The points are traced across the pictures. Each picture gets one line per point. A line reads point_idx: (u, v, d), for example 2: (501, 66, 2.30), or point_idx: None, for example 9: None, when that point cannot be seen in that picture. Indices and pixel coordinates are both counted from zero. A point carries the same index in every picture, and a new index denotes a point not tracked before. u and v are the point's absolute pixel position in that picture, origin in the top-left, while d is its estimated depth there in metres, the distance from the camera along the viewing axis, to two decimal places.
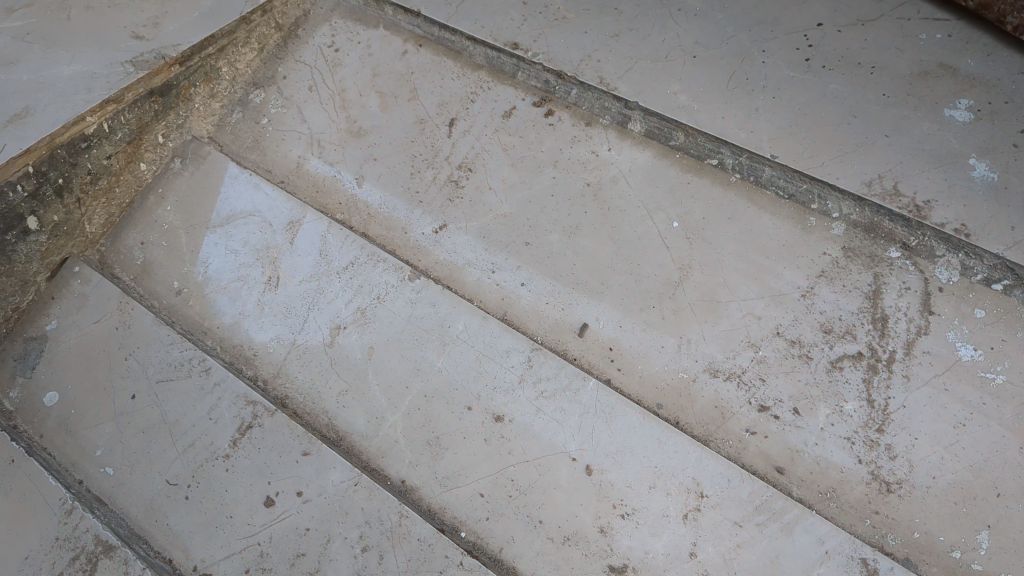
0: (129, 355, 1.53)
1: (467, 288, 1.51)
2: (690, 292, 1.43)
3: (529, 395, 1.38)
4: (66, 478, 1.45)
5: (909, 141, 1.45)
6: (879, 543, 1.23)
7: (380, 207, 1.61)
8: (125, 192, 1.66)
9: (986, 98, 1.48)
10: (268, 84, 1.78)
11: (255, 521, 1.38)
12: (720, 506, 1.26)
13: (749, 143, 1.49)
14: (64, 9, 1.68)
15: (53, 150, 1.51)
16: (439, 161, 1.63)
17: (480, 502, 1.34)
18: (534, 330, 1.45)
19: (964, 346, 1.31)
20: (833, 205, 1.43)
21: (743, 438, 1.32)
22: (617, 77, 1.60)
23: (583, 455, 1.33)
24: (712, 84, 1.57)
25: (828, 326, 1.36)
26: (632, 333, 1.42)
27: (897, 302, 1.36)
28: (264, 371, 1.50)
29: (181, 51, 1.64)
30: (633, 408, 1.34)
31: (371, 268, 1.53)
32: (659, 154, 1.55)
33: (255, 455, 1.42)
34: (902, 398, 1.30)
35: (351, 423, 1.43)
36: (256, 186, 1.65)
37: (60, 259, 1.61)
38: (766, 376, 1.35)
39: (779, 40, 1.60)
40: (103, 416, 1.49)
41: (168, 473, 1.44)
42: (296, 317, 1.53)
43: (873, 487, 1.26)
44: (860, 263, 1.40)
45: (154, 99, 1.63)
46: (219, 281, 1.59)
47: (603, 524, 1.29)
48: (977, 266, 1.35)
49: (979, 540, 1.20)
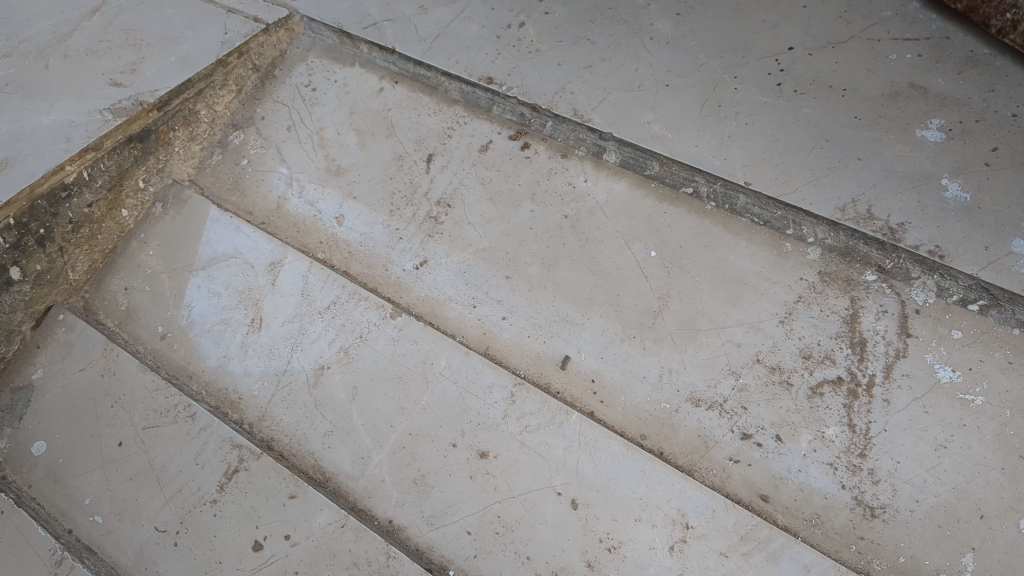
0: (115, 402, 1.52)
1: (449, 324, 1.51)
2: (670, 321, 1.43)
3: (513, 430, 1.39)
4: (55, 529, 1.45)
5: (881, 163, 1.46)
6: (865, 569, 1.23)
7: (361, 244, 1.62)
8: (107, 239, 1.66)
9: (958, 116, 1.49)
10: (247, 125, 1.79)
11: (244, 566, 1.37)
12: (707, 536, 1.26)
13: (723, 170, 1.50)
14: (43, 58, 1.70)
15: (34, 201, 1.51)
16: (418, 198, 1.64)
17: (467, 540, 1.34)
18: (517, 364, 1.46)
19: (942, 368, 1.32)
20: (808, 229, 1.45)
21: (727, 466, 1.32)
22: (591, 109, 1.61)
23: (568, 490, 1.33)
24: (686, 112, 1.58)
25: (807, 351, 1.37)
26: (614, 363, 1.42)
27: (875, 325, 1.37)
28: (250, 415, 1.51)
29: (159, 97, 1.65)
30: (616, 440, 1.35)
31: (353, 306, 1.54)
32: (636, 184, 1.56)
33: (242, 499, 1.42)
34: (883, 421, 1.31)
35: (337, 464, 1.44)
36: (237, 228, 1.65)
37: (44, 307, 1.61)
38: (747, 403, 1.35)
39: (750, 66, 1.61)
40: (90, 465, 1.49)
41: (157, 520, 1.43)
42: (280, 358, 1.53)
43: (856, 512, 1.26)
44: (837, 287, 1.41)
45: (133, 145, 1.64)
46: (203, 325, 1.59)
47: (590, 559, 1.29)
48: (952, 287, 1.36)
49: (963, 563, 1.20)
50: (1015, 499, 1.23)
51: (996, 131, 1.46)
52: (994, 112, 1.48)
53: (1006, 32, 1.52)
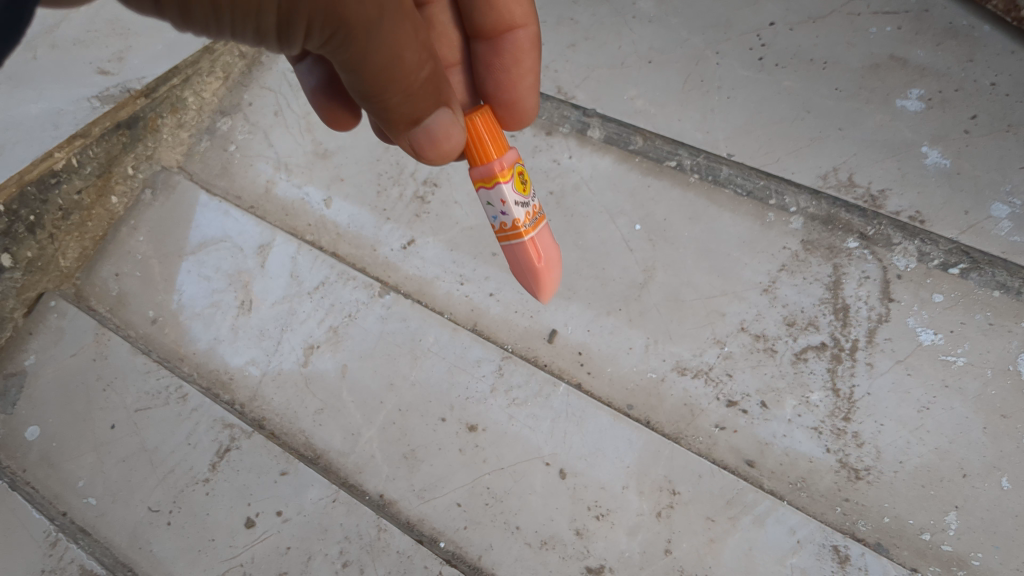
0: (107, 386, 1.53)
1: (437, 301, 1.53)
2: (655, 293, 1.44)
3: (501, 403, 1.40)
4: (49, 511, 1.45)
5: (861, 133, 1.48)
6: (850, 530, 1.25)
7: (349, 225, 1.63)
8: (97, 225, 1.67)
9: (937, 86, 1.49)
10: (234, 112, 1.79)
11: (237, 543, 1.38)
12: (692, 501, 1.29)
13: (705, 143, 1.53)
14: (30, 49, 1.71)
15: (23, 188, 1.53)
16: (405, 178, 1.64)
17: (457, 512, 1.35)
18: (505, 339, 1.47)
19: (924, 331, 1.34)
20: (790, 199, 1.46)
21: (713, 433, 1.34)
22: (575, 86, 1.63)
23: (556, 460, 1.35)
24: (668, 88, 1.60)
25: (791, 318, 1.38)
26: (601, 336, 1.43)
27: (857, 291, 1.38)
28: (241, 395, 1.51)
29: (145, 84, 1.67)
30: (604, 409, 1.37)
31: (341, 286, 1.55)
32: (620, 159, 1.55)
33: (234, 477, 1.43)
34: (866, 385, 1.32)
35: (328, 441, 1.44)
36: (226, 212, 1.67)
37: (35, 295, 1.62)
38: (732, 371, 1.37)
39: (731, 42, 1.61)
40: (83, 447, 1.49)
41: (150, 499, 1.44)
42: (270, 339, 1.54)
43: (841, 475, 1.28)
44: (819, 255, 1.42)
45: (122, 132, 1.65)
46: (193, 308, 1.60)
47: (578, 527, 1.30)
48: (933, 252, 1.38)
49: (947, 521, 1.22)
50: (997, 457, 1.24)
51: (976, 100, 1.47)
52: (973, 81, 1.48)
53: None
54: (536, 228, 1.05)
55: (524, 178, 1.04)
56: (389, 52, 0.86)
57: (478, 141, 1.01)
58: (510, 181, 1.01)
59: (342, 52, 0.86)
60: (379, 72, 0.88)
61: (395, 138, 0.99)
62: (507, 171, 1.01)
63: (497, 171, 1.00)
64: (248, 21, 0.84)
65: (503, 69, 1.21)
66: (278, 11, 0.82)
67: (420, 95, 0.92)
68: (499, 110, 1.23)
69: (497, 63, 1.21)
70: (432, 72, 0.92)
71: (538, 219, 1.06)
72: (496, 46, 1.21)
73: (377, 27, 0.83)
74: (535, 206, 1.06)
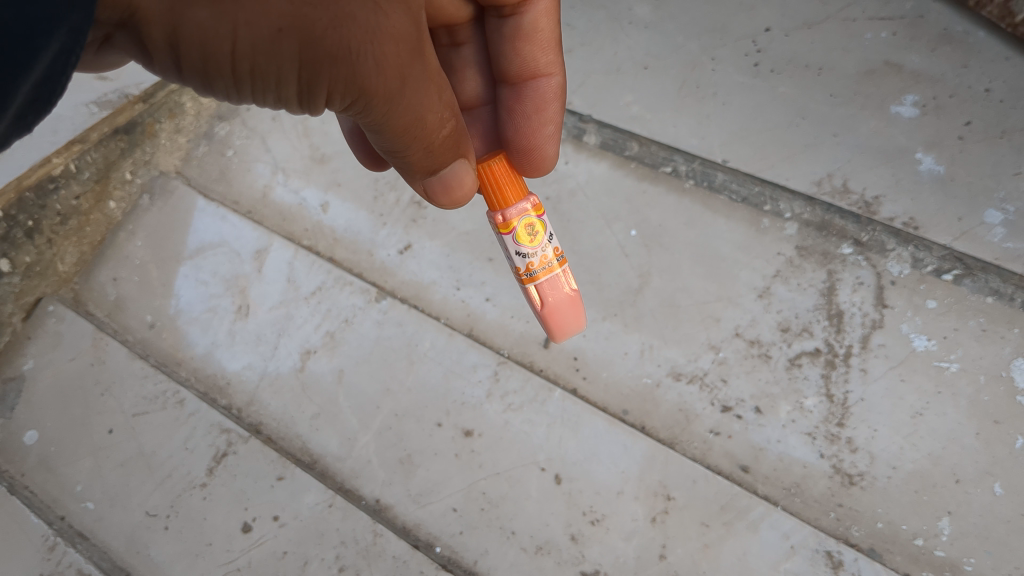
0: (106, 390, 1.54)
1: (433, 306, 1.53)
2: (651, 298, 1.45)
3: (497, 409, 1.41)
4: (48, 515, 1.46)
5: (856, 139, 1.48)
6: (844, 535, 1.25)
7: (346, 230, 1.64)
8: (95, 230, 1.67)
9: (932, 92, 1.49)
10: (232, 117, 1.78)
11: (233, 547, 1.38)
12: (687, 507, 1.29)
13: (701, 149, 1.53)
14: None
15: (22, 193, 1.54)
16: (401, 183, 1.64)
17: (453, 517, 1.35)
18: (501, 344, 1.48)
19: (918, 337, 1.34)
20: (785, 205, 1.47)
21: (707, 439, 1.34)
22: (571, 92, 1.64)
23: (552, 465, 1.35)
24: (664, 94, 1.60)
25: (785, 324, 1.39)
26: (596, 341, 1.44)
27: (851, 297, 1.39)
28: (238, 400, 1.52)
29: (144, 89, 1.67)
30: (599, 415, 1.38)
31: (338, 291, 1.56)
32: (616, 165, 1.56)
33: (231, 482, 1.44)
34: (860, 390, 1.33)
35: (325, 446, 1.45)
36: (224, 217, 1.68)
37: (33, 300, 1.62)
38: (727, 376, 1.37)
39: (727, 47, 1.61)
40: (81, 452, 1.50)
41: (148, 504, 1.44)
42: (267, 344, 1.54)
43: (835, 480, 1.29)
44: (813, 260, 1.42)
45: (119, 137, 1.66)
46: (190, 313, 1.60)
47: (574, 532, 1.31)
48: (926, 258, 1.39)
49: (939, 527, 1.23)
50: (989, 463, 1.25)
51: (970, 106, 1.47)
52: (967, 88, 1.48)
53: (983, 5, 1.50)
54: (542, 277, 1.07)
55: (534, 228, 1.05)
56: (413, 116, 0.91)
57: (495, 186, 1.06)
58: (511, 232, 1.05)
59: (364, 115, 0.91)
60: (402, 130, 0.93)
61: (411, 182, 1.05)
62: (507, 224, 1.05)
63: (500, 222, 1.05)
64: (268, 93, 0.86)
65: (524, 116, 1.25)
66: (299, 81, 0.84)
67: (439, 151, 0.98)
68: (516, 154, 1.23)
69: (519, 108, 1.25)
70: (452, 129, 0.97)
71: (548, 268, 1.07)
72: (520, 92, 1.25)
73: (401, 97, 0.88)
74: (547, 255, 1.06)
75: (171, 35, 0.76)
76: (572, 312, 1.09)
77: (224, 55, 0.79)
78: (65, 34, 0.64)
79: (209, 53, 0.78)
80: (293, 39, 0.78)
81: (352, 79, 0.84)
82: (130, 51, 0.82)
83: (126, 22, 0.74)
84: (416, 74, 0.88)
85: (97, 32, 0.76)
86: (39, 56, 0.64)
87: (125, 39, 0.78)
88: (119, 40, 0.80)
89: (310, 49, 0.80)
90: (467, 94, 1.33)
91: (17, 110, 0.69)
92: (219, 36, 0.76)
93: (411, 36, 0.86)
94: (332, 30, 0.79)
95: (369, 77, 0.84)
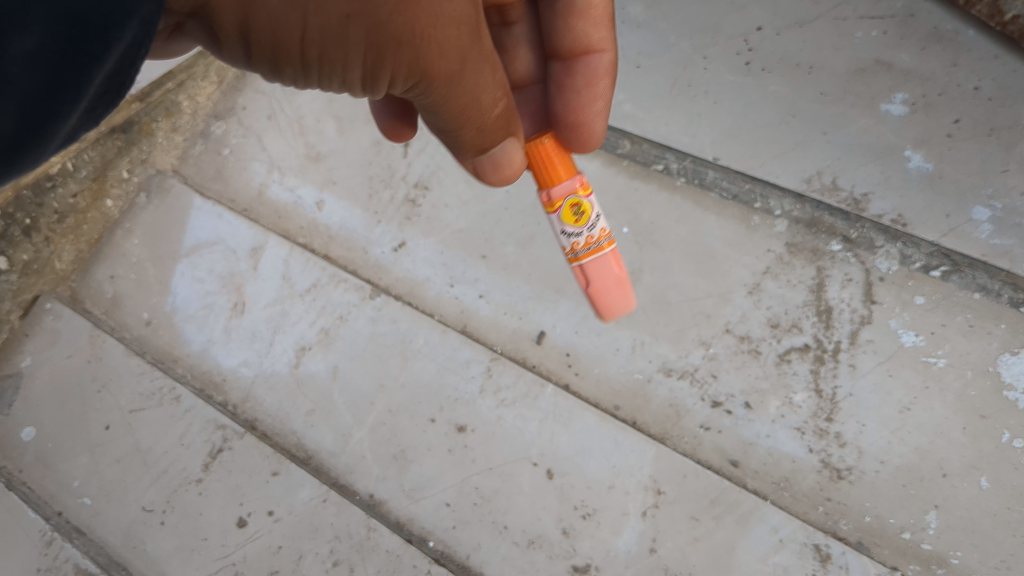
0: (103, 387, 1.55)
1: (427, 303, 1.54)
2: (642, 295, 1.46)
3: (490, 405, 1.42)
4: (45, 511, 1.47)
5: (846, 137, 1.49)
6: (832, 529, 1.27)
7: (340, 228, 1.65)
8: (93, 228, 1.69)
9: (921, 90, 1.50)
10: (228, 116, 1.79)
11: (229, 542, 1.40)
12: (677, 501, 1.31)
13: (692, 147, 1.55)
14: None
15: (19, 192, 1.58)
16: (395, 181, 1.66)
17: (446, 512, 1.37)
18: (493, 340, 1.49)
19: (906, 333, 1.35)
20: (775, 203, 1.48)
21: (698, 434, 1.36)
22: None
23: (543, 460, 1.37)
24: (656, 93, 1.61)
25: (775, 320, 1.40)
26: (588, 338, 1.45)
27: (840, 293, 1.40)
28: (233, 396, 1.53)
29: (139, 88, 1.69)
30: (590, 410, 1.39)
31: (332, 288, 1.57)
32: (608, 161, 1.57)
33: (227, 477, 1.45)
34: (849, 386, 1.34)
35: (319, 441, 1.46)
36: (220, 215, 1.68)
37: (31, 297, 1.64)
38: (717, 372, 1.38)
39: (719, 46, 1.62)
40: (78, 448, 1.51)
41: (144, 499, 1.46)
42: (262, 341, 1.55)
43: (824, 474, 1.30)
44: (803, 258, 1.43)
45: (116, 136, 1.69)
46: (186, 310, 1.61)
47: (565, 526, 1.32)
48: (914, 254, 1.40)
49: (926, 520, 1.24)
50: (976, 457, 1.26)
51: (959, 104, 1.48)
52: (957, 85, 1.49)
53: (973, 3, 1.51)
54: (586, 257, 1.05)
55: (580, 208, 1.04)
56: (469, 95, 0.93)
57: (546, 164, 1.06)
58: (556, 211, 1.05)
59: (424, 96, 0.92)
60: (458, 109, 0.94)
61: (458, 157, 1.07)
62: (552, 203, 1.05)
63: (548, 201, 1.06)
64: (334, 77, 0.85)
65: (574, 90, 1.24)
66: (365, 68, 0.83)
67: (491, 128, 1.00)
68: (567, 128, 1.21)
69: (568, 83, 1.25)
70: (504, 107, 0.99)
71: (594, 250, 1.05)
72: (571, 67, 1.25)
73: (459, 79, 0.89)
74: (592, 237, 1.04)
75: (242, 24, 0.75)
76: (619, 293, 1.06)
77: (293, 44, 0.77)
78: (135, 26, 0.60)
79: (279, 43, 0.77)
80: (360, 29, 0.77)
81: (416, 64, 0.83)
82: (199, 39, 0.81)
83: (198, 11, 0.73)
84: (474, 57, 0.89)
85: (170, 21, 0.76)
86: (112, 49, 0.61)
87: (196, 27, 0.78)
88: (189, 26, 0.80)
89: (377, 38, 0.78)
90: (518, 73, 1.34)
91: (91, 100, 0.67)
92: (288, 26, 0.74)
93: (472, 22, 0.85)
94: (397, 15, 0.76)
95: (432, 62, 0.84)
